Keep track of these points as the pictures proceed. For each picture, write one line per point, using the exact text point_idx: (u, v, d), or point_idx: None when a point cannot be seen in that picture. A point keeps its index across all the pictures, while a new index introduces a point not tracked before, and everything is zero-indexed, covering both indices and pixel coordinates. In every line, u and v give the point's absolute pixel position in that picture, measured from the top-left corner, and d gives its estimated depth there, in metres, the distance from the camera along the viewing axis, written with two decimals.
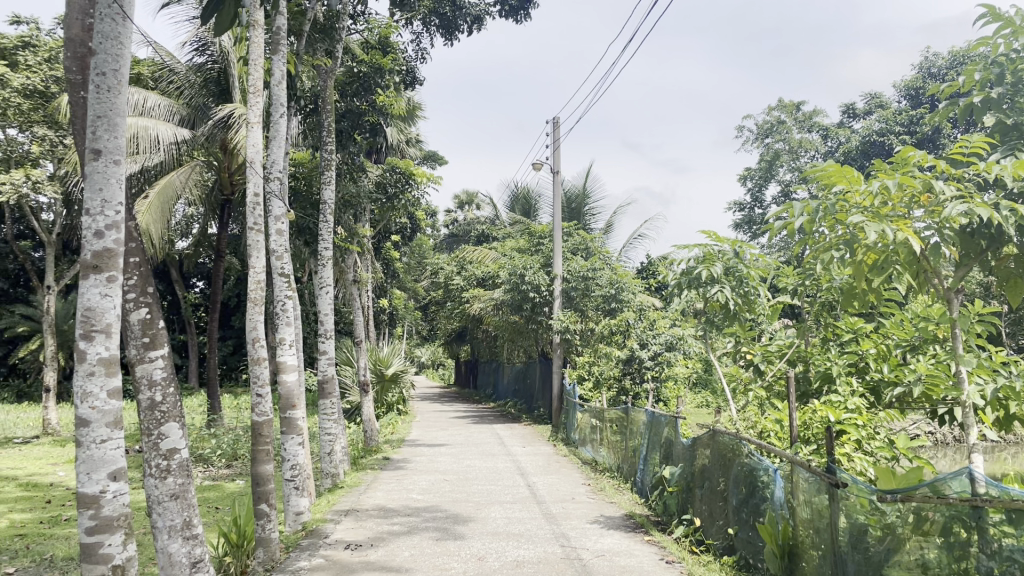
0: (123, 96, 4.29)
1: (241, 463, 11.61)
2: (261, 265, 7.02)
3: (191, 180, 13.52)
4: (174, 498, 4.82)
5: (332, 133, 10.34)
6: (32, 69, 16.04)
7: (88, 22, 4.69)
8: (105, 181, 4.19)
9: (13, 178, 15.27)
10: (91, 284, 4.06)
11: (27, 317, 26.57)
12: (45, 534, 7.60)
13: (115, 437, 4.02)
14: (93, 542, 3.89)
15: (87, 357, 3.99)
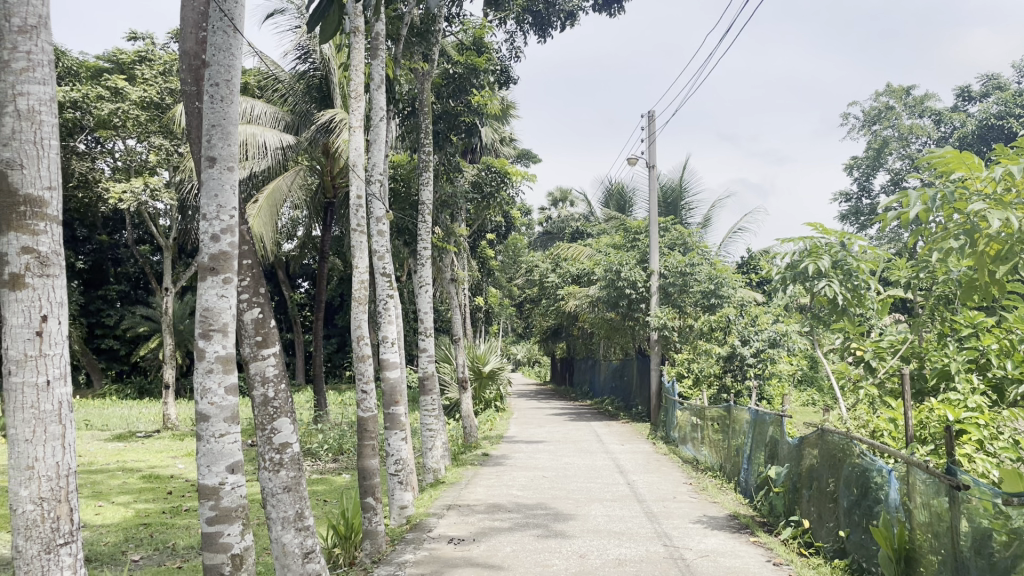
0: (235, 105, 4.46)
1: (346, 458, 11.96)
2: (364, 265, 7.20)
3: (296, 184, 14.00)
4: (287, 490, 4.99)
5: (429, 135, 10.49)
6: (149, 82, 16.88)
7: (202, 36, 4.92)
8: (220, 187, 4.38)
9: (133, 187, 16.18)
10: (208, 286, 4.26)
11: (147, 317, 28.10)
12: (167, 523, 8.04)
13: (232, 432, 4.20)
14: (214, 531, 4.08)
15: (206, 354, 4.19)
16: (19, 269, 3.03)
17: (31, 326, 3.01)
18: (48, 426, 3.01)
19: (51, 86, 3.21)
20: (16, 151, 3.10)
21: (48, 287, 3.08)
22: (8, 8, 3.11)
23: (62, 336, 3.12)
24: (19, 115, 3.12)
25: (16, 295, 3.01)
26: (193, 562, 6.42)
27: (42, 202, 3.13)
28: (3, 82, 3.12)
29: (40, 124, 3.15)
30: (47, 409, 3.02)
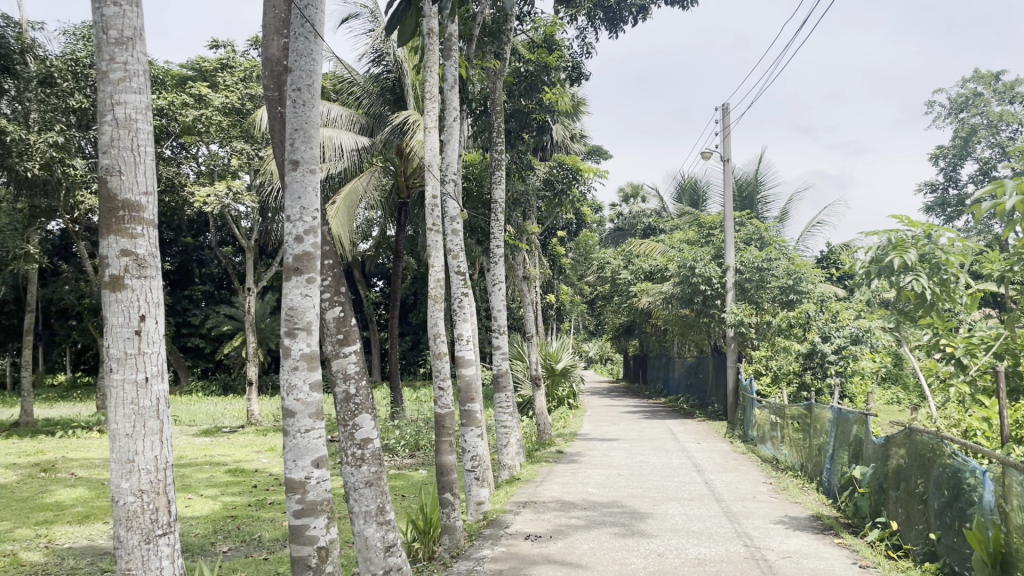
0: (317, 108, 4.57)
1: (423, 453, 12.14)
2: (440, 264, 7.29)
3: (371, 185, 14.28)
4: (369, 485, 5.10)
5: (501, 133, 10.53)
6: (230, 88, 17.42)
7: (284, 43, 5.07)
8: (303, 189, 4.50)
9: (217, 190, 16.77)
10: (293, 285, 4.38)
11: (230, 316, 29.04)
12: (253, 515, 8.30)
13: (317, 427, 4.31)
14: (301, 524, 4.20)
15: (291, 352, 4.31)
16: (119, 271, 3.18)
17: (130, 325, 3.15)
18: (147, 421, 3.14)
19: (147, 95, 3.35)
20: (115, 158, 3.24)
21: (145, 288, 3.22)
22: (106, 21, 3.26)
23: (160, 335, 3.25)
24: (117, 123, 3.25)
25: (116, 296, 3.15)
26: (279, 554, 6.61)
27: (139, 207, 3.26)
28: (104, 93, 3.28)
29: (136, 132, 3.29)
30: (146, 405, 3.15)
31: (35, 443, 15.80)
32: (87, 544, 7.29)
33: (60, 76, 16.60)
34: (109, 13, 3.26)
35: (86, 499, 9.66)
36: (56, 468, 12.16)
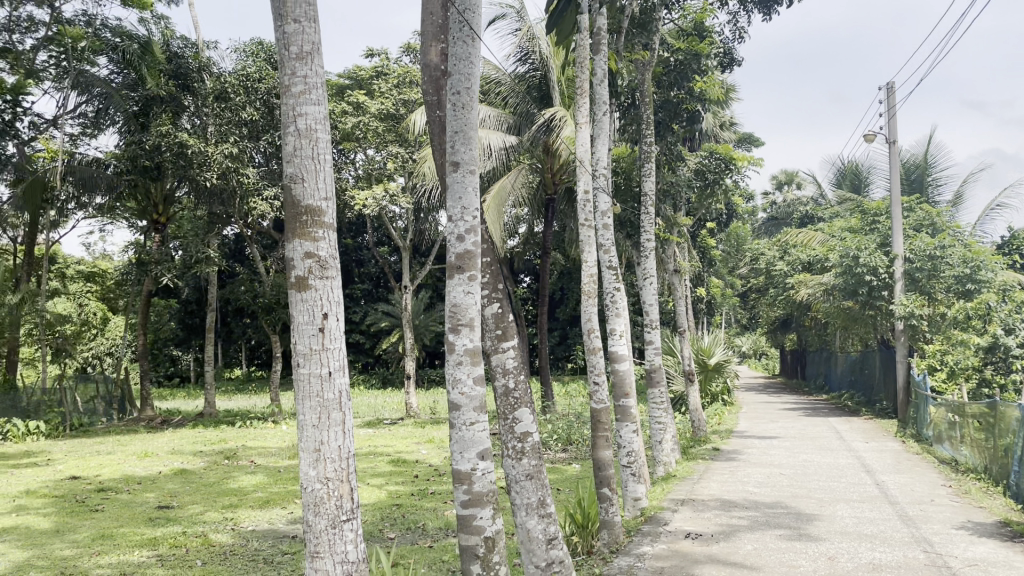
0: (476, 110, 4.68)
1: (576, 448, 12.19)
2: (593, 260, 7.30)
3: (519, 183, 14.45)
4: (529, 478, 5.18)
5: (651, 125, 10.38)
6: (385, 95, 18.19)
7: (441, 47, 5.22)
8: (463, 190, 4.62)
9: (375, 193, 17.52)
10: (455, 283, 4.53)
11: (386, 313, 30.31)
12: (417, 504, 8.64)
13: (481, 420, 4.42)
14: (468, 514, 4.33)
15: (456, 347, 4.45)
16: (303, 272, 3.40)
17: (314, 323, 3.36)
18: (331, 413, 3.34)
19: (325, 105, 3.55)
20: (298, 166, 3.47)
21: (327, 287, 3.42)
22: (288, 38, 3.50)
23: (340, 332, 3.44)
24: (300, 133, 3.48)
25: (302, 295, 3.38)
26: (443, 542, 6.84)
27: (320, 211, 3.47)
28: (287, 106, 3.52)
29: (317, 141, 3.50)
30: (330, 398, 3.35)
31: (218, 433, 17.13)
32: (268, 527, 7.83)
33: (233, 92, 17.91)
34: (290, 30, 3.49)
35: (265, 484, 10.38)
36: (237, 456, 13.16)
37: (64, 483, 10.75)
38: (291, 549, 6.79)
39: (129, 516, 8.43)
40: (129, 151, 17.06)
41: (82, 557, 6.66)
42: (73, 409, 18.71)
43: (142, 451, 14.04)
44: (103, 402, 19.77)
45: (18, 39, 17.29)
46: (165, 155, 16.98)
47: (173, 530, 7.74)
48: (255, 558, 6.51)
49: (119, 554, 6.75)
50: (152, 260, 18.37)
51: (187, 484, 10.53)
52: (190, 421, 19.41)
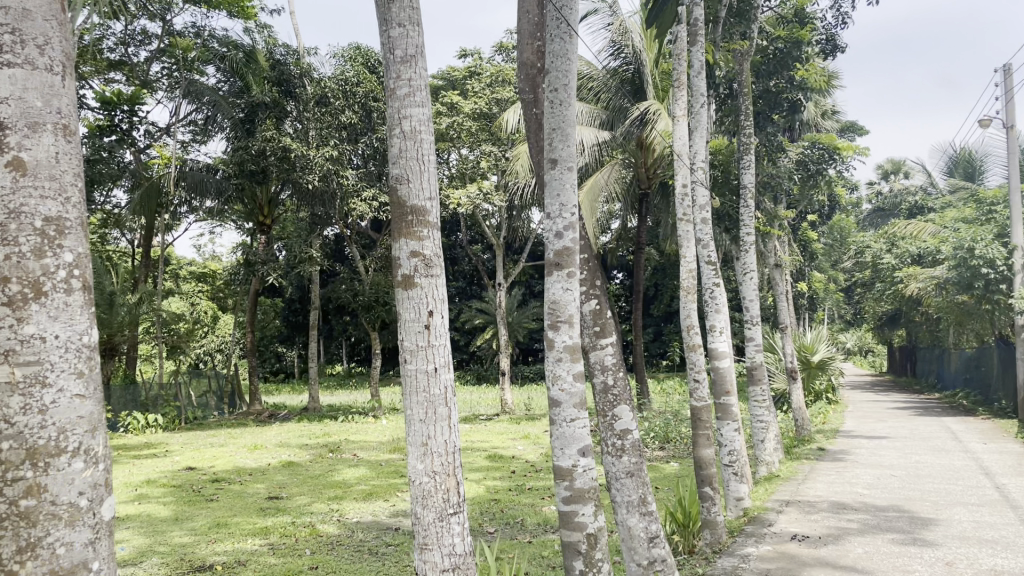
0: (573, 107, 4.67)
1: (674, 446, 12.03)
2: (691, 255, 7.18)
3: (613, 178, 14.37)
4: (630, 475, 5.15)
5: (750, 116, 10.14)
6: (478, 94, 18.38)
7: (538, 45, 5.24)
8: (561, 186, 4.63)
9: (469, 192, 17.73)
10: (555, 280, 4.54)
11: (481, 310, 30.65)
12: (514, 500, 8.70)
13: (582, 417, 4.42)
14: (570, 510, 4.35)
15: (555, 344, 4.47)
16: (408, 270, 3.51)
17: (420, 320, 3.47)
18: (437, 408, 3.44)
19: (428, 106, 3.68)
20: (404, 167, 3.59)
21: (432, 285, 3.52)
22: (393, 42, 3.65)
23: (445, 328, 3.54)
24: (405, 135, 3.61)
25: (408, 292, 3.50)
26: (542, 538, 6.86)
27: (424, 210, 3.58)
28: (392, 108, 3.66)
29: (421, 141, 3.62)
30: (436, 393, 3.45)
31: (322, 427, 17.70)
32: (372, 519, 8.03)
33: (333, 96, 18.38)
34: (395, 34, 3.64)
35: (367, 477, 10.67)
36: (341, 449, 13.57)
37: (182, 473, 11.34)
38: (394, 541, 6.94)
39: (242, 506, 8.82)
40: (236, 156, 17.74)
41: (200, 545, 7.00)
42: (187, 403, 19.68)
43: (251, 444, 14.66)
44: (215, 397, 20.72)
45: (134, 52, 18.28)
46: (269, 159, 17.66)
47: (282, 521, 8.04)
48: (361, 549, 6.70)
49: (234, 542, 7.06)
50: (258, 261, 19.11)
51: (294, 476, 10.94)
52: (295, 415, 20.13)
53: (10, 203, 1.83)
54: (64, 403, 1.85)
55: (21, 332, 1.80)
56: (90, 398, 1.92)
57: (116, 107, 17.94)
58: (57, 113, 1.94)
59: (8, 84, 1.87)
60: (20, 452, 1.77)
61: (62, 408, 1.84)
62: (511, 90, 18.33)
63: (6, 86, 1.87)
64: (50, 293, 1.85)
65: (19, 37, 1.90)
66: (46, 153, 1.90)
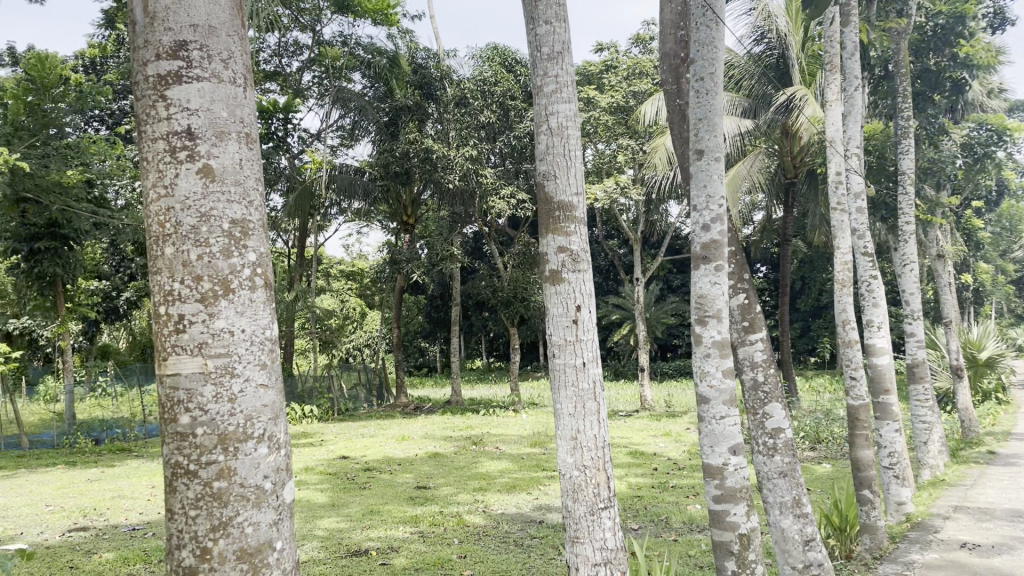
0: (720, 96, 4.54)
1: (826, 447, 11.53)
2: (846, 246, 6.85)
3: (756, 168, 13.95)
4: (783, 476, 4.97)
5: (909, 97, 9.53)
6: (615, 88, 18.21)
7: (681, 34, 5.15)
8: (709, 177, 4.51)
9: (606, 186, 17.61)
10: (702, 273, 4.45)
11: (619, 306, 30.46)
12: (658, 497, 8.60)
13: (732, 414, 4.31)
14: (721, 510, 4.26)
15: (703, 340, 4.38)
16: (556, 266, 3.64)
17: (568, 315, 3.59)
18: (587, 402, 3.57)
19: (575, 102, 3.78)
20: (551, 163, 3.73)
21: (579, 280, 3.64)
22: (540, 40, 3.76)
23: (593, 323, 3.66)
24: (552, 131, 3.74)
25: (555, 288, 3.62)
26: (688, 536, 6.74)
27: (571, 206, 3.69)
28: (540, 105, 3.78)
29: (568, 137, 3.74)
30: (585, 387, 3.57)
31: (464, 420, 18.15)
32: (516, 511, 8.16)
33: (472, 97, 18.94)
34: (542, 32, 3.75)
35: (510, 470, 10.84)
36: (483, 442, 13.85)
37: (337, 461, 11.94)
38: (539, 534, 7.02)
39: (392, 494, 9.18)
40: (382, 159, 18.49)
41: (355, 530, 7.35)
42: (339, 395, 20.66)
43: (399, 435, 15.21)
44: (364, 389, 21.66)
45: (287, 63, 19.36)
46: (413, 160, 18.23)
47: (431, 510, 8.31)
48: (506, 540, 6.82)
49: (386, 529, 7.36)
50: (403, 259, 19.78)
51: (440, 467, 11.27)
52: (439, 408, 20.73)
53: (201, 207, 1.97)
54: (251, 392, 1.99)
55: (213, 326, 1.94)
56: (273, 387, 2.07)
57: (272, 116, 19.07)
58: (240, 122, 2.09)
59: (198, 97, 2.01)
60: (214, 437, 1.92)
61: (249, 397, 1.98)
62: (649, 82, 18.03)
63: (195, 98, 2.01)
64: (237, 290, 1.98)
65: (206, 52, 2.04)
66: (232, 159, 2.04)
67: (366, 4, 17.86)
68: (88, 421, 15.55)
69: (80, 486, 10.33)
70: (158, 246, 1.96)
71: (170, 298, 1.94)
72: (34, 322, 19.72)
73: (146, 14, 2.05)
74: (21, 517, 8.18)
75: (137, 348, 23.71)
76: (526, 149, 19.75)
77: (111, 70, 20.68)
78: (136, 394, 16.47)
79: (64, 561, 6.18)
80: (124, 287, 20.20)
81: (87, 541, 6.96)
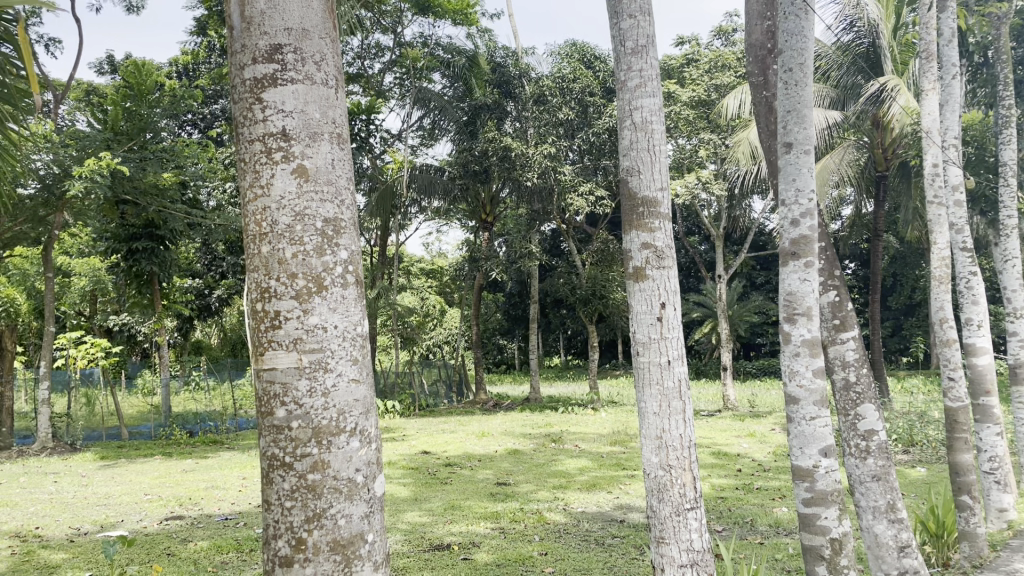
0: (810, 86, 4.41)
1: (920, 450, 11.07)
2: (942, 241, 6.56)
3: (845, 161, 13.50)
4: (877, 480, 4.79)
5: (1010, 84, 9.06)
6: (697, 81, 17.92)
7: (768, 24, 5.02)
8: (798, 171, 4.39)
9: (686, 182, 17.31)
10: (791, 270, 4.32)
11: (701, 304, 29.98)
12: (742, 499, 8.42)
13: (824, 415, 4.18)
14: (811, 513, 4.15)
15: (792, 338, 4.25)
16: (641, 262, 3.70)
17: (653, 313, 3.64)
18: (672, 401, 3.60)
19: (660, 96, 3.81)
20: (634, 159, 3.78)
21: (664, 277, 3.66)
22: (624, 35, 3.83)
23: (678, 321, 3.67)
24: (636, 127, 3.78)
25: (640, 285, 3.69)
26: (775, 540, 6.58)
27: (656, 202, 3.74)
28: (624, 100, 3.84)
29: (652, 133, 3.77)
30: (670, 385, 3.61)
31: (543, 417, 18.16)
32: (597, 510, 8.13)
33: (551, 94, 18.94)
34: (626, 27, 3.83)
35: (589, 469, 10.79)
36: (563, 440, 13.83)
37: (419, 456, 12.12)
38: (621, 533, 6.97)
39: (473, 490, 9.25)
40: (462, 158, 18.70)
41: (437, 525, 7.44)
42: (420, 391, 20.97)
43: (479, 431, 15.33)
44: (444, 386, 21.92)
45: (369, 65, 19.75)
46: (492, 159, 18.32)
47: (511, 506, 8.34)
48: (587, 539, 6.80)
49: (467, 524, 7.43)
50: (482, 256, 19.90)
51: (520, 464, 11.30)
52: (518, 405, 20.80)
53: (295, 207, 2.02)
54: (343, 387, 2.03)
55: (306, 321, 1.99)
56: (364, 382, 2.10)
57: (355, 117, 19.49)
58: (333, 123, 2.14)
59: (293, 99, 2.06)
60: (308, 430, 1.98)
61: (342, 391, 2.03)
62: (731, 75, 17.68)
63: (290, 100, 2.06)
64: (330, 287, 2.03)
65: (300, 55, 2.10)
66: (325, 159, 2.08)
67: (446, 4, 18.08)
68: (182, 413, 16.26)
69: (176, 475, 10.79)
70: (256, 245, 2.04)
71: (267, 295, 2.00)
72: (132, 318, 20.65)
73: (243, 20, 2.12)
74: (122, 505, 8.60)
75: (227, 344, 24.58)
76: (604, 145, 19.62)
77: (203, 75, 21.50)
78: (227, 388, 17.12)
79: (162, 547, 6.46)
80: (216, 285, 20.97)
81: (184, 529, 7.27)
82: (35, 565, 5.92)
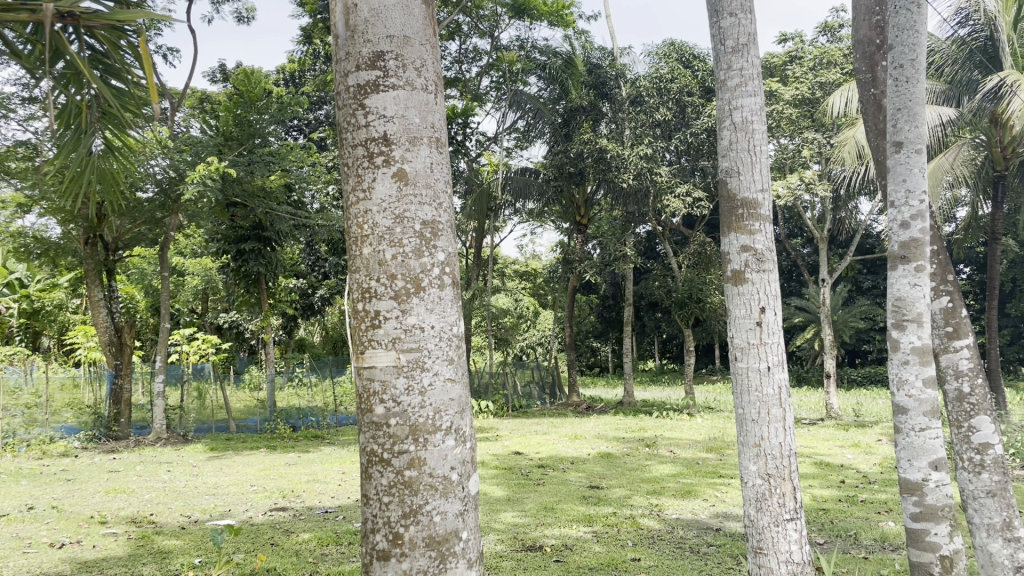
0: (922, 84, 4.21)
1: None
2: None
3: (961, 158, 12.91)
4: (992, 495, 4.54)
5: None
6: (800, 79, 17.43)
7: (876, 19, 4.84)
8: (908, 171, 4.21)
9: (787, 183, 16.77)
10: (901, 275, 4.14)
11: (803, 309, 29.12)
12: (846, 511, 8.11)
13: (934, 426, 3.98)
14: (920, 528, 3.99)
15: (901, 346, 4.08)
16: (740, 265, 3.65)
17: (752, 317, 3.59)
18: (771, 409, 3.54)
19: (761, 95, 3.73)
20: (734, 160, 3.73)
21: (764, 281, 3.60)
22: (724, 33, 3.78)
23: (777, 326, 3.60)
24: (736, 127, 3.73)
25: (739, 289, 3.64)
26: (881, 555, 6.29)
27: (755, 204, 3.67)
28: (724, 100, 3.79)
29: (753, 133, 3.71)
30: (769, 393, 3.55)
31: (637, 421, 17.99)
32: (692, 518, 7.97)
33: (647, 94, 18.84)
34: (726, 25, 3.77)
35: (683, 474, 10.63)
36: (657, 444, 13.66)
37: (513, 457, 12.23)
38: (716, 542, 6.83)
39: (567, 492, 9.25)
40: (557, 160, 18.75)
41: (532, 526, 7.45)
42: (514, 392, 21.16)
43: (573, 433, 15.31)
44: (537, 387, 21.98)
45: (467, 69, 19.97)
46: (587, 161, 18.30)
47: (605, 510, 8.29)
48: (681, 546, 6.70)
49: (562, 527, 7.41)
50: (576, 258, 19.85)
51: (614, 467, 11.26)
52: (612, 408, 20.69)
53: (395, 210, 2.07)
54: (439, 385, 2.07)
55: (405, 322, 2.04)
56: (459, 382, 2.14)
57: (452, 122, 19.77)
58: (432, 127, 2.18)
59: (394, 105, 2.12)
60: (405, 428, 2.02)
61: (438, 390, 2.07)
62: (837, 71, 17.04)
63: (391, 106, 2.11)
64: (427, 288, 2.07)
65: (402, 61, 2.15)
66: (423, 163, 2.12)
67: (543, 7, 18.16)
68: (286, 408, 16.91)
69: (281, 469, 11.21)
70: (358, 246, 2.10)
71: (368, 295, 2.06)
72: (240, 316, 21.54)
73: (347, 28, 2.19)
74: (230, 494, 8.99)
75: (329, 342, 25.41)
76: (702, 146, 19.26)
77: (309, 82, 22.30)
78: (328, 384, 17.70)
79: (266, 537, 6.72)
80: (319, 285, 21.71)
81: (286, 520, 7.53)
82: (148, 550, 6.26)
